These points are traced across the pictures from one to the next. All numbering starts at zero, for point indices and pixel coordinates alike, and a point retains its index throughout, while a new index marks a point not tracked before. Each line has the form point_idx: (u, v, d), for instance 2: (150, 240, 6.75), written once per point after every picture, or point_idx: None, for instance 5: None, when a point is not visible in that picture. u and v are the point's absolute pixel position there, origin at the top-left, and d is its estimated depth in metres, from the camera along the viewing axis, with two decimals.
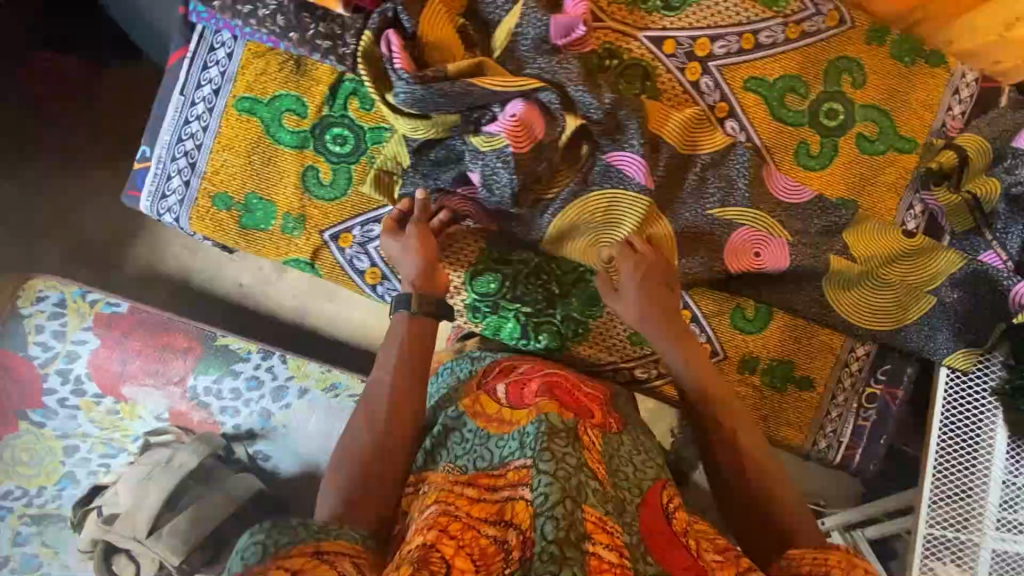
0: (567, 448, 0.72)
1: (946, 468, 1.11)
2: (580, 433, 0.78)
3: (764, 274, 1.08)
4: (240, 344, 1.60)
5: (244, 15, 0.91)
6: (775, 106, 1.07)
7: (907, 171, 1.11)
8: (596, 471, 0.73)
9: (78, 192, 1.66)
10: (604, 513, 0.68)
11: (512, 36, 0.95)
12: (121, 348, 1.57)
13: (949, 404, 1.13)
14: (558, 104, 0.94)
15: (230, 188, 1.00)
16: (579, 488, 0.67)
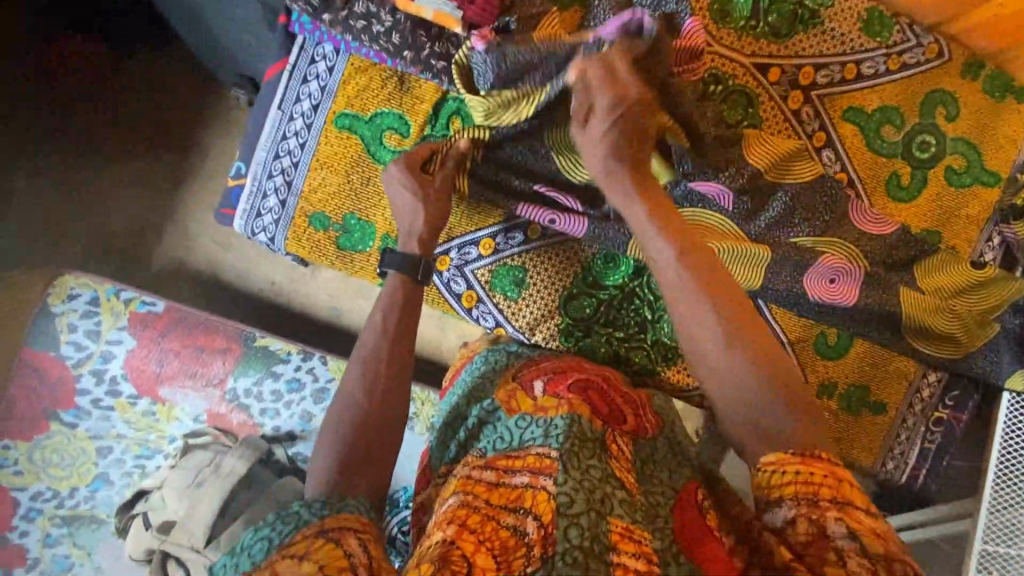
0: (593, 459, 0.72)
1: (1007, 482, 1.13)
2: (610, 442, 0.78)
3: (839, 303, 1.09)
4: (280, 345, 1.53)
5: (357, 31, 0.88)
6: (869, 137, 1.08)
7: (990, 206, 1.13)
8: (622, 479, 0.74)
9: (104, 182, 1.56)
10: (631, 522, 0.68)
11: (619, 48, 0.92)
12: (157, 348, 1.50)
13: (1008, 426, 1.15)
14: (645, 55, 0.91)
15: (328, 208, 0.96)
16: (604, 501, 0.68)
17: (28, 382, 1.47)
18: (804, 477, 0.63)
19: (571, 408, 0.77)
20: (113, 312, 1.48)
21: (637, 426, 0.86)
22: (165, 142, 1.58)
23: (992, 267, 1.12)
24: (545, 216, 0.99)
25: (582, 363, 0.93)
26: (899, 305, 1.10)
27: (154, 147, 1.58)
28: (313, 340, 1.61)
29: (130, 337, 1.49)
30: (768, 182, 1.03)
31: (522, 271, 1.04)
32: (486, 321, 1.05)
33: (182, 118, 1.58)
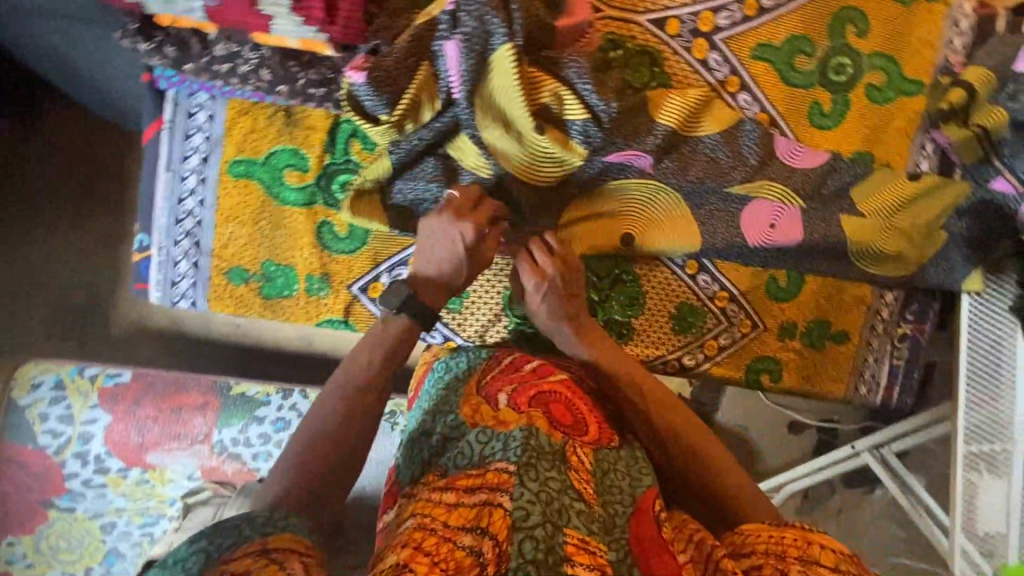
0: (551, 470, 0.71)
1: (980, 381, 1.20)
2: (570, 453, 0.77)
3: (777, 244, 1.08)
4: (256, 389, 1.51)
5: (224, 75, 0.82)
6: (783, 71, 1.04)
7: (916, 115, 1.11)
8: (581, 489, 0.72)
9: (40, 262, 1.51)
10: (587, 532, 0.68)
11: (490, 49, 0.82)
12: (133, 417, 1.47)
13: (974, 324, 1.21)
14: (501, 34, 0.80)
15: (244, 261, 0.93)
16: (560, 512, 0.68)
17: (13, 477, 1.44)
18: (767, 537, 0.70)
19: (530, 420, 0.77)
20: (81, 393, 1.45)
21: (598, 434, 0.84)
22: (89, 209, 1.51)
23: (929, 176, 1.12)
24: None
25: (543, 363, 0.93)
26: (840, 233, 1.10)
27: (79, 216, 1.51)
28: (290, 376, 1.59)
29: (104, 414, 1.45)
30: (688, 140, 1.01)
31: None
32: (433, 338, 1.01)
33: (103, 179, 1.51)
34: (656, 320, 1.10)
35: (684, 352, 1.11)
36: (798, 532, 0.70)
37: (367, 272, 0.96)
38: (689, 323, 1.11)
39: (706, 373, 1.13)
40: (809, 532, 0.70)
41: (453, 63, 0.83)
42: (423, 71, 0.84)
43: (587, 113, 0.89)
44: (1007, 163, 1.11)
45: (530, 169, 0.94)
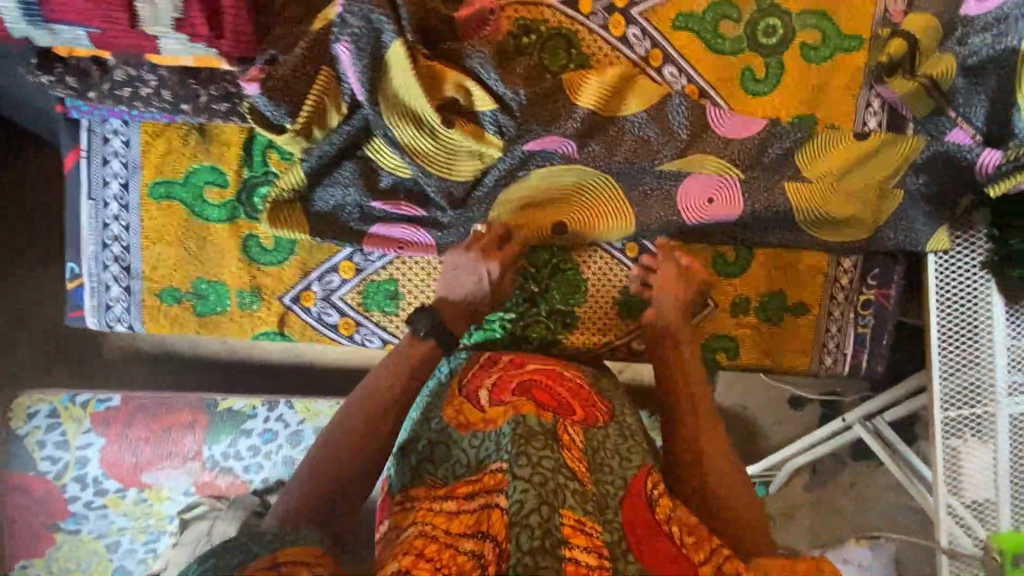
0: (544, 449, 0.71)
1: (953, 351, 1.17)
2: (562, 433, 0.77)
3: (718, 220, 1.05)
4: (243, 403, 1.53)
5: (126, 99, 0.83)
6: (709, 39, 1.00)
7: (859, 71, 1.06)
8: (574, 469, 0.73)
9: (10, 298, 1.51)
10: (583, 513, 0.68)
11: (381, 45, 0.81)
12: (126, 439, 1.48)
13: (942, 287, 1.17)
14: (391, 30, 0.79)
15: (174, 281, 0.94)
16: (556, 491, 0.67)
17: (17, 505, 1.45)
18: None
19: (514, 411, 0.77)
20: (75, 419, 1.47)
21: (585, 416, 0.86)
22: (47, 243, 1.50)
23: (875, 134, 1.07)
24: (392, 245, 0.99)
25: (524, 356, 0.93)
26: (787, 202, 1.05)
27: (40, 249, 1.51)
28: (276, 388, 1.60)
29: (98, 437, 1.46)
30: (614, 121, 0.99)
31: (393, 283, 1.01)
32: (371, 342, 1.01)
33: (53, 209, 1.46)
34: (601, 306, 1.09)
35: (632, 337, 1.09)
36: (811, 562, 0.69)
37: (299, 282, 0.97)
38: (636, 307, 1.09)
39: None
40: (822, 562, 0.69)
41: (348, 65, 0.82)
42: (323, 76, 0.84)
43: (496, 103, 0.88)
44: (961, 112, 1.05)
45: (447, 164, 0.93)
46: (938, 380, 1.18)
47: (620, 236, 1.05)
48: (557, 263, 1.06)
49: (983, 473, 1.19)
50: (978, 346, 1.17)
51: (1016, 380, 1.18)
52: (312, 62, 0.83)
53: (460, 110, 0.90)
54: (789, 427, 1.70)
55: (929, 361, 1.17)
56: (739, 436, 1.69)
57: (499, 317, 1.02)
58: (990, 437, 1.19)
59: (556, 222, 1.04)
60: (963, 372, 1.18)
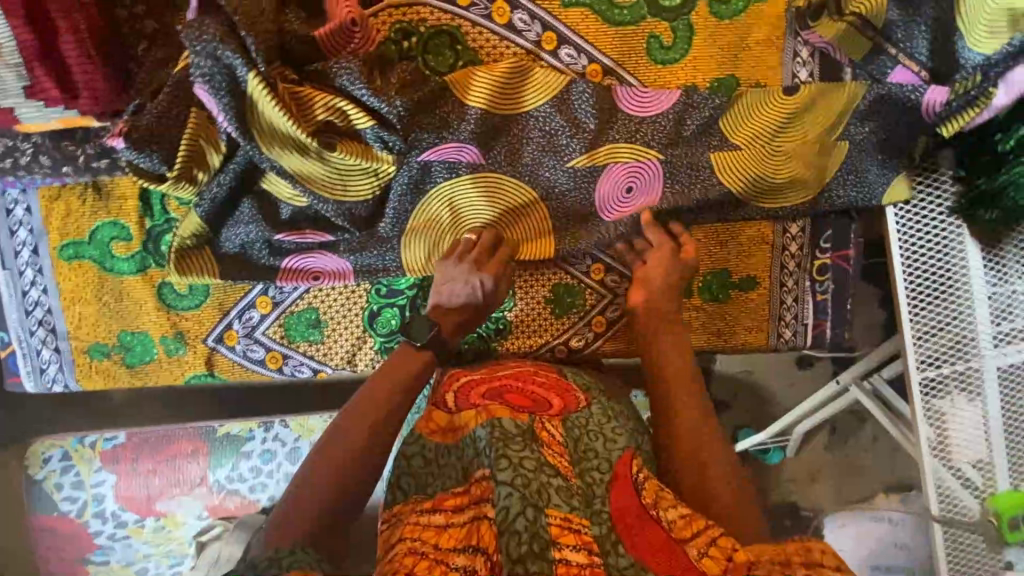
0: (524, 450, 0.73)
1: (925, 306, 1.09)
2: (539, 431, 0.78)
3: (641, 207, 0.98)
4: (239, 426, 1.41)
5: (9, 170, 0.84)
6: (604, 11, 0.93)
7: (779, 19, 0.96)
8: (556, 464, 0.73)
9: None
10: (569, 509, 0.69)
11: (236, 79, 0.77)
12: (135, 474, 1.38)
13: (906, 240, 1.09)
14: (240, 62, 0.75)
15: (100, 336, 0.96)
16: (539, 492, 0.70)
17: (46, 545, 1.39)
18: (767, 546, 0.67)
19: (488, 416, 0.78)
20: (86, 459, 1.38)
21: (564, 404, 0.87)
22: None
23: (807, 86, 0.98)
24: (308, 276, 0.97)
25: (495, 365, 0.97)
26: (712, 174, 0.98)
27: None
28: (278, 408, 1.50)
29: (110, 473, 1.38)
30: (517, 117, 0.94)
31: (313, 311, 0.99)
32: (301, 373, 1.00)
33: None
34: (533, 308, 1.05)
35: (570, 334, 1.06)
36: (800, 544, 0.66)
37: (218, 322, 0.97)
38: (569, 304, 1.05)
39: (601, 351, 1.07)
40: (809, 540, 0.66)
41: (211, 106, 0.79)
42: (190, 122, 0.82)
43: (378, 120, 0.85)
44: (902, 48, 0.96)
45: (342, 188, 0.89)
46: (911, 341, 1.10)
47: (544, 233, 1.00)
48: None
49: (971, 432, 1.11)
50: (953, 298, 1.09)
51: (1001, 330, 1.09)
52: (177, 106, 0.81)
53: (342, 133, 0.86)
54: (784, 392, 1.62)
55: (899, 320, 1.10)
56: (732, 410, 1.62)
57: None
58: (977, 393, 1.11)
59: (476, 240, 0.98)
60: (939, 328, 1.09)
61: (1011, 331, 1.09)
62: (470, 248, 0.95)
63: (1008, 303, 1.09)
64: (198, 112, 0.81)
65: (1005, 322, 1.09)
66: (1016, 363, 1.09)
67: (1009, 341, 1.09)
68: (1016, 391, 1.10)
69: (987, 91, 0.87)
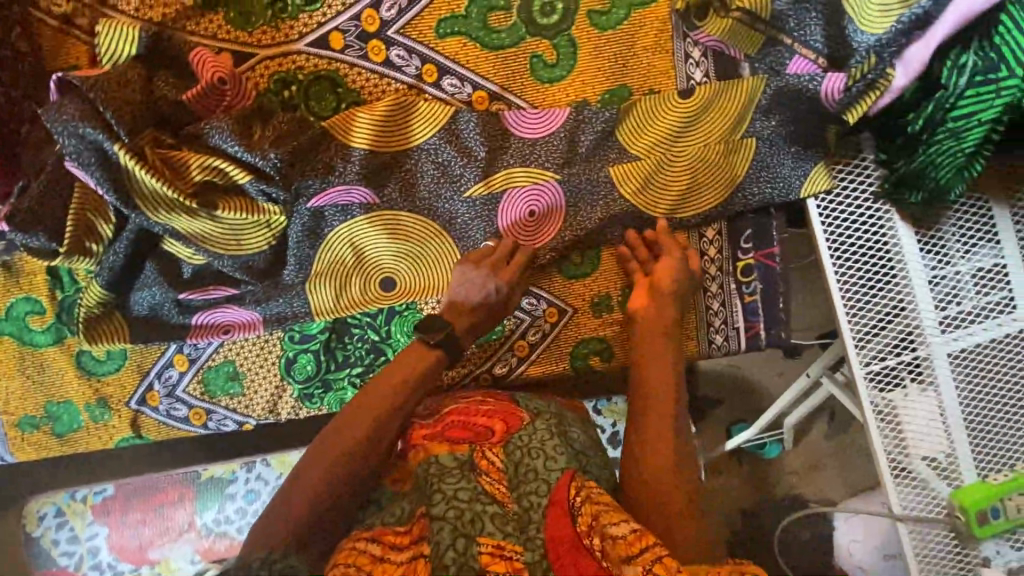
0: (459, 481, 0.75)
1: (861, 298, 1.04)
2: (478, 460, 0.79)
3: (545, 230, 0.97)
4: (222, 469, 1.37)
5: None
6: (480, 37, 0.92)
7: (663, 23, 0.95)
8: (493, 492, 0.75)
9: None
10: (503, 536, 0.70)
11: (106, 154, 0.79)
12: (126, 523, 1.35)
13: (833, 232, 1.03)
14: (104, 137, 0.78)
15: (28, 409, 0.98)
16: (473, 521, 0.71)
17: None
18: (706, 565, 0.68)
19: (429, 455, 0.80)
20: (78, 513, 1.35)
21: (509, 424, 0.86)
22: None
23: (698, 93, 0.94)
24: (218, 330, 0.97)
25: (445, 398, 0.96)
26: (611, 190, 0.96)
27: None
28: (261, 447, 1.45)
29: (103, 526, 1.34)
30: (407, 151, 0.93)
31: (230, 363, 1.00)
32: (227, 426, 1.01)
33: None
34: None
35: (493, 361, 1.04)
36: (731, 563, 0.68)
37: (139, 384, 0.99)
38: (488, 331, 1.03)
39: (528, 375, 1.05)
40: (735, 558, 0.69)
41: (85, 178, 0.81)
42: (76, 199, 0.84)
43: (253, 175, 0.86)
44: (797, 36, 0.91)
45: (233, 239, 0.89)
46: (849, 334, 1.05)
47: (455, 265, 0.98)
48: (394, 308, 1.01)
49: (929, 424, 1.05)
50: (890, 286, 1.04)
51: (946, 314, 1.04)
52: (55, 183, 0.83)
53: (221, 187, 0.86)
54: (775, 382, 1.52)
55: (835, 315, 1.04)
56: (719, 413, 1.52)
57: (347, 374, 1.02)
58: (930, 382, 1.05)
59: (381, 279, 0.97)
60: (880, 319, 1.04)
61: (956, 314, 1.04)
62: (486, 254, 0.94)
63: (950, 285, 1.04)
64: (81, 187, 0.84)
65: (951, 306, 1.04)
66: (965, 347, 1.04)
67: (955, 325, 1.04)
68: (972, 377, 1.04)
69: (885, 73, 0.86)
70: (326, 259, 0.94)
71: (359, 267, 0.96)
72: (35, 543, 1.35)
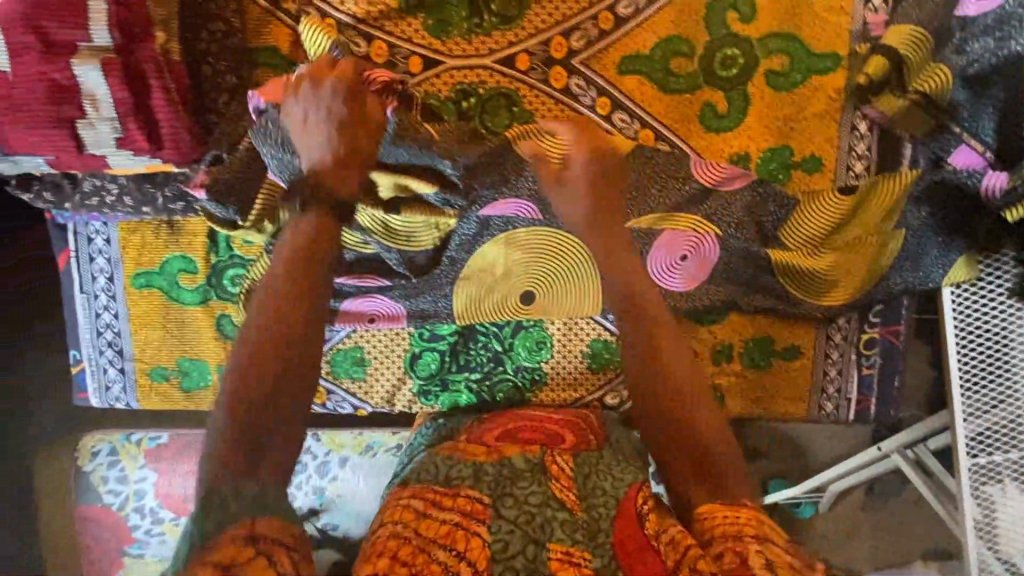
0: (533, 487, 0.70)
1: (977, 383, 0.94)
2: (549, 463, 0.74)
3: (694, 273, 1.00)
4: None
5: (96, 208, 0.91)
6: (660, 80, 0.94)
7: (837, 93, 0.96)
8: (563, 497, 0.69)
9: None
10: (571, 543, 0.65)
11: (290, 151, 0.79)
12: (177, 472, 1.31)
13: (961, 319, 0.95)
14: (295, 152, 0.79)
15: (162, 360, 1.03)
16: (543, 526, 0.66)
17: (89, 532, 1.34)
18: (723, 517, 0.64)
19: (503, 454, 0.75)
20: (132, 455, 1.31)
21: (579, 441, 0.86)
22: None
23: (863, 184, 0.97)
24: (365, 318, 1.02)
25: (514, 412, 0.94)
26: (758, 245, 0.99)
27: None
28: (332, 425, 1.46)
29: (152, 471, 1.31)
30: None
31: (359, 349, 1.04)
32: (342, 408, 1.07)
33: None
34: (565, 360, 1.06)
35: (604, 391, 1.07)
36: (751, 512, 0.64)
37: None
38: (605, 360, 1.06)
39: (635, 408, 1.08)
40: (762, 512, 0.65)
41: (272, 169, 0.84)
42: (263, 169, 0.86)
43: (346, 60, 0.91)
44: (967, 127, 0.90)
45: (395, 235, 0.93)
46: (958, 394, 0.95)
47: (597, 294, 1.01)
48: (522, 324, 1.04)
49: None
50: (1014, 375, 0.93)
51: None
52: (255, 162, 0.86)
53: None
54: None
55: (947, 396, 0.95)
56: None
57: (465, 378, 1.06)
58: None
59: (523, 291, 1.01)
60: (996, 407, 0.94)
61: None
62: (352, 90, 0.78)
63: None
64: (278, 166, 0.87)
65: None
66: None
67: None
68: None
69: None
70: (498, 248, 0.98)
71: (514, 265, 0.99)
72: (82, 479, 1.32)
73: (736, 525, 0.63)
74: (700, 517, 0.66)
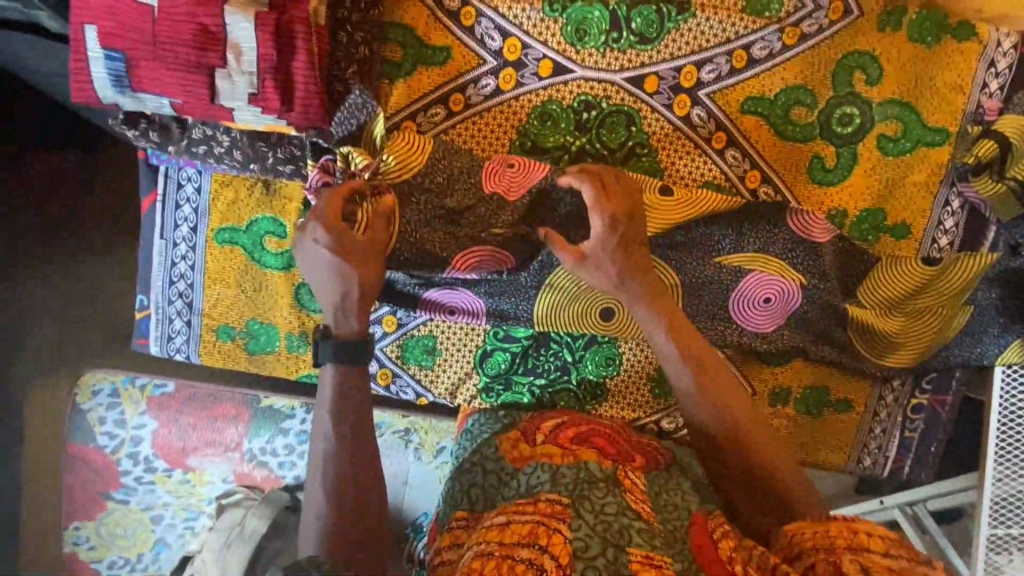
0: (607, 495, 0.65)
1: (1011, 454, 0.96)
2: (622, 477, 0.70)
3: (775, 316, 1.01)
4: (283, 400, 1.26)
5: (201, 155, 0.90)
6: (777, 125, 0.96)
7: (940, 166, 0.99)
8: (637, 508, 0.65)
9: (30, 299, 1.31)
10: (650, 549, 0.61)
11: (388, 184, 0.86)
12: (178, 424, 1.26)
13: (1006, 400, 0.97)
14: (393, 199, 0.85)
15: (230, 319, 1.00)
16: (621, 532, 0.61)
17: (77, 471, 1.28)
18: (815, 535, 0.64)
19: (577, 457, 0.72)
20: (133, 399, 1.26)
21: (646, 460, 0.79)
22: (56, 253, 1.31)
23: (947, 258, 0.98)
24: (445, 309, 1.02)
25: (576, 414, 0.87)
26: (840, 298, 1.01)
27: (46, 260, 1.31)
28: None
29: (153, 419, 1.26)
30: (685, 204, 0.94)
31: (432, 338, 1.06)
32: (404, 394, 1.10)
33: (79, 199, 1.30)
34: (633, 380, 1.05)
35: (661, 416, 1.06)
36: (842, 524, 0.64)
37: None
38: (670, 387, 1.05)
39: None
40: (853, 522, 0.64)
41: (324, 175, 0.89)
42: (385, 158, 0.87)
43: (478, 52, 0.91)
44: None
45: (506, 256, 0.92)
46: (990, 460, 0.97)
47: None
48: (594, 338, 1.03)
49: None
50: None
51: None
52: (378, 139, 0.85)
53: (464, 116, 0.93)
54: None
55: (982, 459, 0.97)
56: None
57: (529, 382, 1.05)
58: None
59: (602, 307, 0.98)
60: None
61: None
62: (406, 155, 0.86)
63: None
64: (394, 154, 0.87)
65: None
66: None
67: None
68: None
69: None
70: None
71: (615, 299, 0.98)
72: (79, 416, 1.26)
73: (824, 535, 0.63)
74: (788, 534, 0.67)
